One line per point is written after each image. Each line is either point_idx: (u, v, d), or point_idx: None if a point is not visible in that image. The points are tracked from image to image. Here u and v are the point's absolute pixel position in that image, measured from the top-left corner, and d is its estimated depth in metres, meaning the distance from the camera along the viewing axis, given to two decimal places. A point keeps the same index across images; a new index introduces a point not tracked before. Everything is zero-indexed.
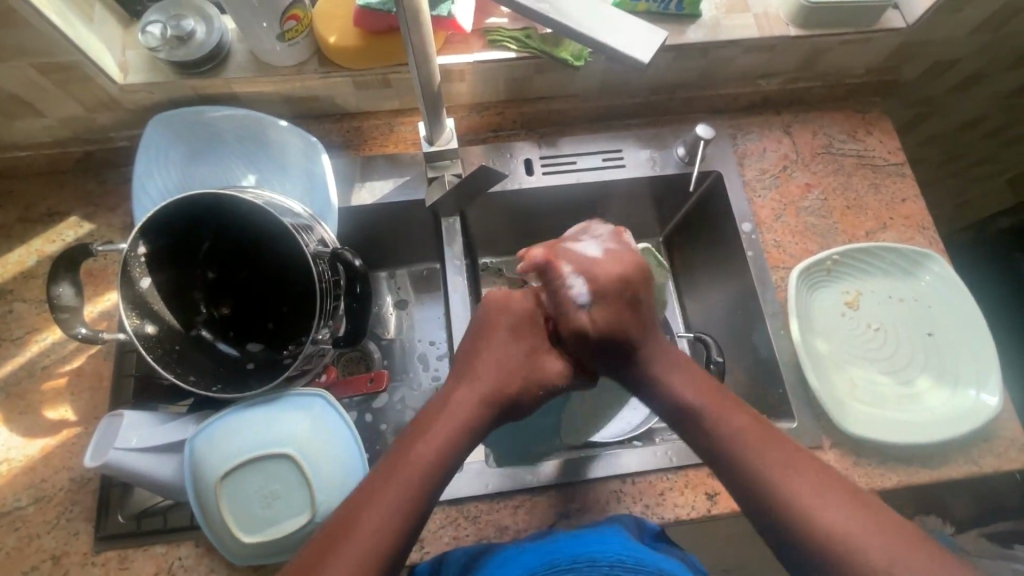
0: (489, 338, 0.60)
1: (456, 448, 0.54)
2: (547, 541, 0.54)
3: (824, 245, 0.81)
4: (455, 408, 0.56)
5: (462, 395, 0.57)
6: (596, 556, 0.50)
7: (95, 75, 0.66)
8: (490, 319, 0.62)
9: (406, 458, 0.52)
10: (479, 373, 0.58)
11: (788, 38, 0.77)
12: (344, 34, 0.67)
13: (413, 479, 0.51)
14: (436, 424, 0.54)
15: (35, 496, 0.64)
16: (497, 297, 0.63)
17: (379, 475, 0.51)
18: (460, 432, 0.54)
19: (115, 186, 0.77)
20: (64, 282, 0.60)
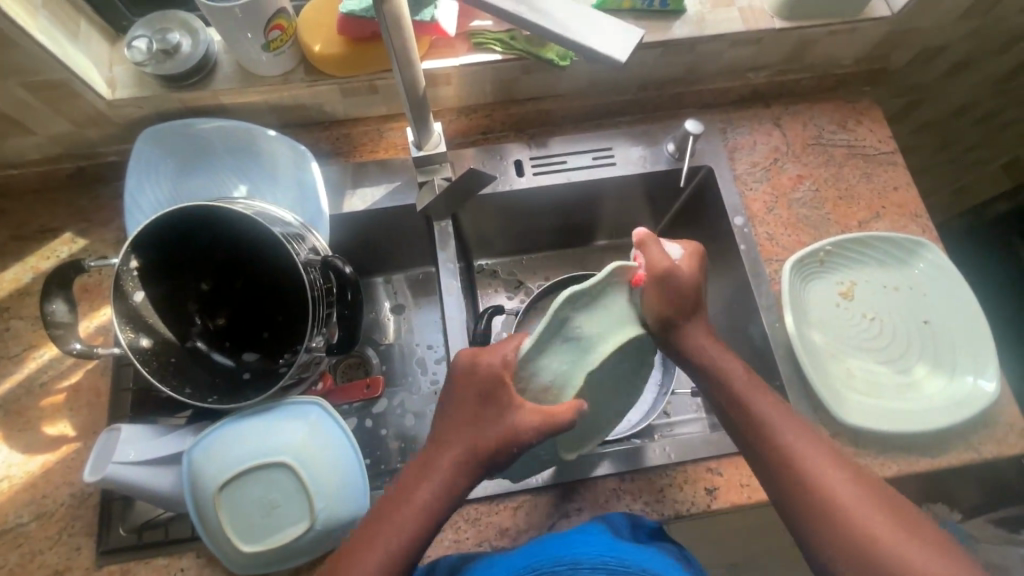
0: (456, 403, 0.54)
1: (436, 512, 0.52)
2: (530, 543, 0.55)
3: (817, 237, 0.80)
4: (432, 470, 0.53)
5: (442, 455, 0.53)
6: (580, 559, 0.51)
7: (83, 92, 0.66)
8: (458, 386, 0.55)
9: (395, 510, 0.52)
10: (452, 436, 0.53)
11: (774, 30, 0.77)
12: (329, 42, 0.68)
13: (403, 522, 0.51)
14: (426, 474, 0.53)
15: (36, 512, 0.65)
16: (463, 360, 0.56)
17: (369, 525, 0.52)
18: (441, 488, 0.52)
19: (108, 201, 0.77)
20: (58, 299, 0.60)
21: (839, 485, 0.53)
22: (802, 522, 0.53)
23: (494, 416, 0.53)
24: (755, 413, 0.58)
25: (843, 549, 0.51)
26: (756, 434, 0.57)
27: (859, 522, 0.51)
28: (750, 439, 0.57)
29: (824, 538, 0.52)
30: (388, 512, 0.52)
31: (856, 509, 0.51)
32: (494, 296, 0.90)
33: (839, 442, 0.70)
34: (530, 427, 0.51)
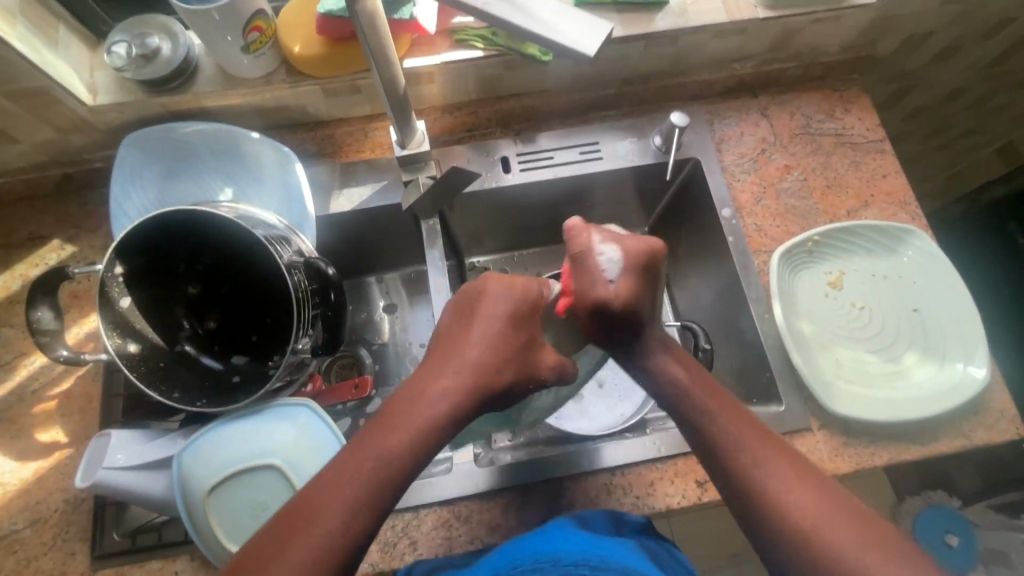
0: (473, 330, 0.55)
1: (408, 462, 0.49)
2: (513, 543, 0.55)
3: (806, 227, 0.80)
4: (416, 411, 0.50)
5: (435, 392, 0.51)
6: (561, 557, 0.51)
7: (64, 98, 0.66)
8: (489, 307, 0.56)
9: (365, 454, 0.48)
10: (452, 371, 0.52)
11: (758, 20, 0.76)
12: (308, 42, 0.67)
13: (373, 472, 0.47)
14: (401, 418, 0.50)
15: (30, 519, 0.65)
16: (496, 284, 0.57)
17: (351, 447, 0.49)
18: (420, 434, 0.49)
19: (95, 207, 0.77)
20: (43, 307, 0.60)
21: (789, 480, 0.51)
22: (768, 533, 0.50)
23: (527, 338, 0.56)
24: (699, 407, 0.57)
25: (805, 565, 0.48)
26: (721, 438, 0.55)
27: (826, 534, 0.48)
28: (710, 453, 0.55)
29: (790, 549, 0.49)
30: (351, 468, 0.47)
31: (819, 519, 0.49)
32: None
33: (829, 432, 0.70)
34: (550, 366, 0.57)
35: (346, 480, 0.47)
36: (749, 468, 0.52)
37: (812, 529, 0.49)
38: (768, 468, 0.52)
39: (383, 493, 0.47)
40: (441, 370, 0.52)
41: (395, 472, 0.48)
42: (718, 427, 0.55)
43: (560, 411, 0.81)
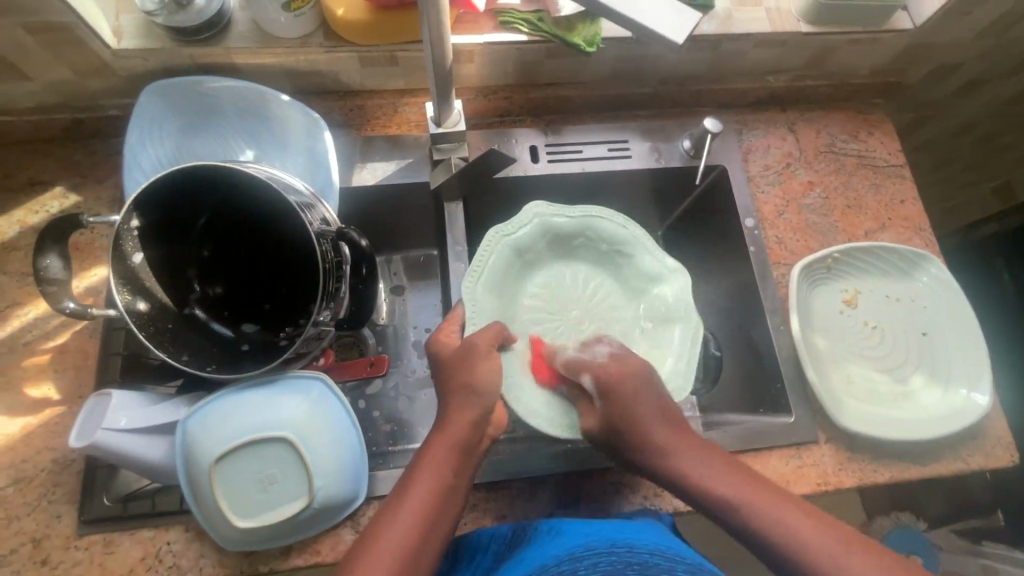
0: (459, 368, 0.58)
1: (461, 464, 0.54)
2: (589, 525, 0.55)
3: (825, 243, 0.81)
4: (456, 421, 0.55)
5: (465, 406, 0.56)
6: (635, 544, 0.51)
7: (88, 38, 0.63)
8: (444, 371, 0.59)
9: (429, 456, 0.54)
10: (461, 382, 0.57)
11: (800, 34, 0.76)
12: (352, 6, 0.64)
13: (444, 474, 0.53)
14: (449, 431, 0.55)
15: (15, 477, 0.62)
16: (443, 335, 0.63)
17: (429, 447, 0.55)
18: (466, 440, 0.55)
19: (105, 157, 0.74)
20: (52, 255, 0.56)
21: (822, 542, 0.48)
22: None
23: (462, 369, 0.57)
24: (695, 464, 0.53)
25: None
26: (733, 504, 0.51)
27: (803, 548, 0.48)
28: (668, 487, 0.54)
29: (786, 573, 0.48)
30: (424, 472, 0.53)
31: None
32: None
33: (834, 446, 0.71)
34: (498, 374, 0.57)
35: (422, 482, 0.53)
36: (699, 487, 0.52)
37: (798, 542, 0.48)
38: (712, 481, 0.52)
39: (457, 486, 0.54)
40: (467, 392, 0.56)
41: (447, 495, 0.53)
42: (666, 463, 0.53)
43: None
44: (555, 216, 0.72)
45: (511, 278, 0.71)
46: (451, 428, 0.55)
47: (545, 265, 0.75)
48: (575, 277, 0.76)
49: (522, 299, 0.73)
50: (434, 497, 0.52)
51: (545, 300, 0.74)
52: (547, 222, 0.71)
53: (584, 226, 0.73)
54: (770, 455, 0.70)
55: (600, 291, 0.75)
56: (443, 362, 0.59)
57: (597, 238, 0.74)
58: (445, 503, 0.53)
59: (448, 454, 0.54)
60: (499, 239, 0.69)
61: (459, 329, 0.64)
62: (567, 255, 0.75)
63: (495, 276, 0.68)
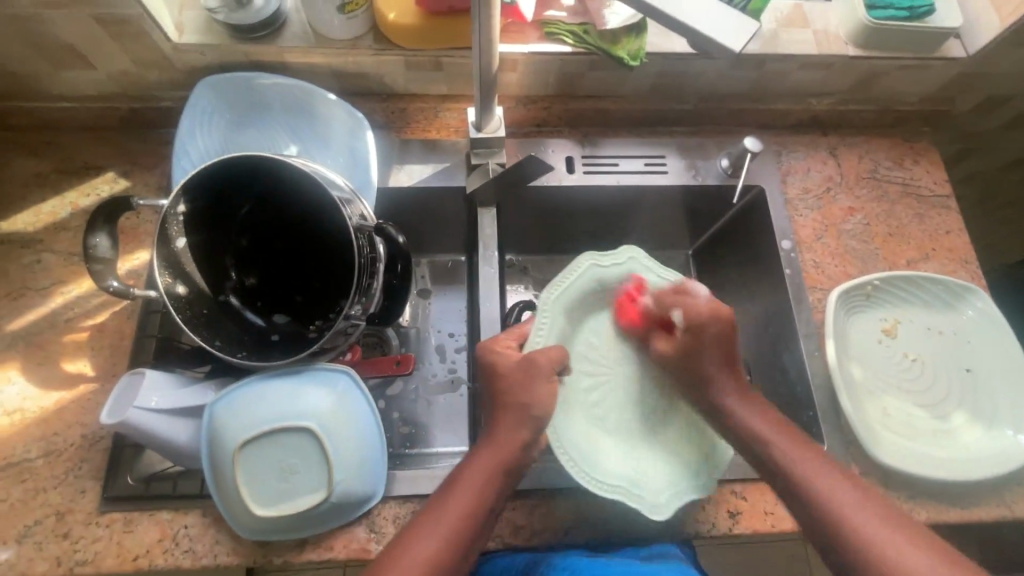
0: (516, 385, 0.57)
1: (501, 483, 0.54)
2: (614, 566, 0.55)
3: (864, 270, 0.79)
4: (506, 438, 0.55)
5: (514, 426, 0.55)
6: None
7: (151, 31, 0.65)
8: (496, 385, 0.58)
9: (472, 470, 0.54)
10: (516, 398, 0.57)
11: (846, 57, 0.76)
12: (404, 12, 0.66)
13: (484, 491, 0.53)
14: (492, 448, 0.55)
15: (45, 449, 0.63)
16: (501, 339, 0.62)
17: (476, 461, 0.54)
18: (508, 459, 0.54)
19: (156, 146, 0.77)
20: (101, 233, 0.58)
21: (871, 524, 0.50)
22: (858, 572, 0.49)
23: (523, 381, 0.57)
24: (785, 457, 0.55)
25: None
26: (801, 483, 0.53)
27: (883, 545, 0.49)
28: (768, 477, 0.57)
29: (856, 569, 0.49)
30: (465, 486, 0.53)
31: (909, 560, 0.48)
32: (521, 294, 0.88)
33: (867, 481, 0.68)
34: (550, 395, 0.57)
35: (460, 498, 0.52)
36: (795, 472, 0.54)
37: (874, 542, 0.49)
38: (802, 469, 0.54)
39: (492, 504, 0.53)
40: (518, 412, 0.56)
41: (478, 513, 0.52)
42: (772, 453, 0.56)
43: None
44: (646, 272, 0.71)
45: (582, 308, 0.71)
46: (500, 445, 0.55)
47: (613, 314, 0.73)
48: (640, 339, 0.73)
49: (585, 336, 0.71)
50: (469, 512, 0.52)
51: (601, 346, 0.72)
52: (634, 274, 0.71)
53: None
54: None
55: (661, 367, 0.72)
56: (496, 374, 0.58)
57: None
58: (480, 520, 0.52)
59: (492, 469, 0.53)
60: (587, 267, 0.70)
61: (518, 342, 0.63)
62: None
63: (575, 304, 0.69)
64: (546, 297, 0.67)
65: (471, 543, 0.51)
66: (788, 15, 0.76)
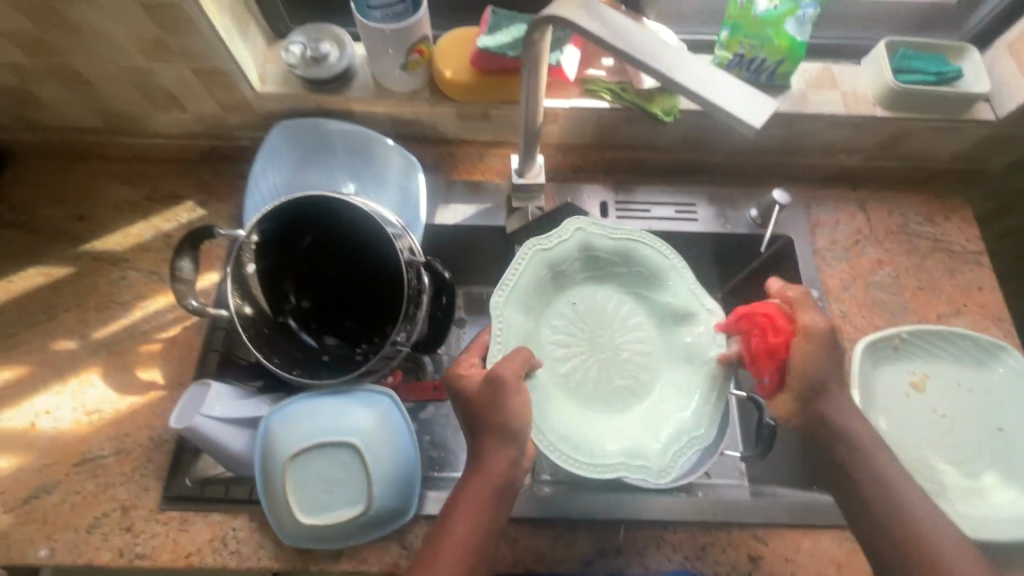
0: (488, 409, 0.58)
1: (496, 507, 0.56)
2: None
3: (892, 323, 0.80)
4: (491, 464, 0.56)
5: (498, 451, 0.57)
6: None
7: (240, 82, 0.74)
8: (472, 408, 0.59)
9: (464, 499, 0.55)
10: (493, 421, 0.57)
11: (875, 117, 0.79)
12: (459, 69, 0.74)
13: (480, 518, 0.55)
14: (481, 475, 0.56)
15: (116, 448, 0.70)
16: (463, 363, 0.63)
17: (467, 486, 0.56)
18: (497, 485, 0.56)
19: (231, 179, 0.86)
20: (186, 257, 0.65)
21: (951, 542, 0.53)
22: None
23: (490, 402, 0.58)
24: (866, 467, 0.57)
25: None
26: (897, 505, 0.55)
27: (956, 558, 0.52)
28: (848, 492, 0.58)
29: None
30: (461, 514, 0.55)
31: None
32: None
33: None
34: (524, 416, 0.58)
35: (459, 526, 0.55)
36: (864, 470, 0.57)
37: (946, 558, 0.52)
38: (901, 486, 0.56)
39: (490, 529, 0.55)
40: (497, 433, 0.57)
41: (479, 538, 0.55)
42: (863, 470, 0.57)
43: None
44: (596, 233, 0.71)
45: (540, 291, 0.70)
46: (487, 471, 0.56)
47: (572, 284, 0.73)
48: (603, 296, 0.74)
49: (550, 317, 0.72)
50: (471, 539, 0.54)
51: (565, 317, 0.73)
52: (587, 237, 0.71)
53: (625, 249, 0.72)
54: (821, 532, 0.69)
55: (629, 320, 0.74)
56: (470, 398, 0.59)
57: (636, 263, 0.72)
58: (483, 546, 0.55)
59: (482, 496, 0.55)
60: (534, 251, 0.69)
61: (479, 359, 0.64)
62: (598, 276, 0.74)
63: (525, 292, 0.68)
64: (497, 299, 0.66)
65: (479, 567, 0.54)
66: (817, 77, 0.81)
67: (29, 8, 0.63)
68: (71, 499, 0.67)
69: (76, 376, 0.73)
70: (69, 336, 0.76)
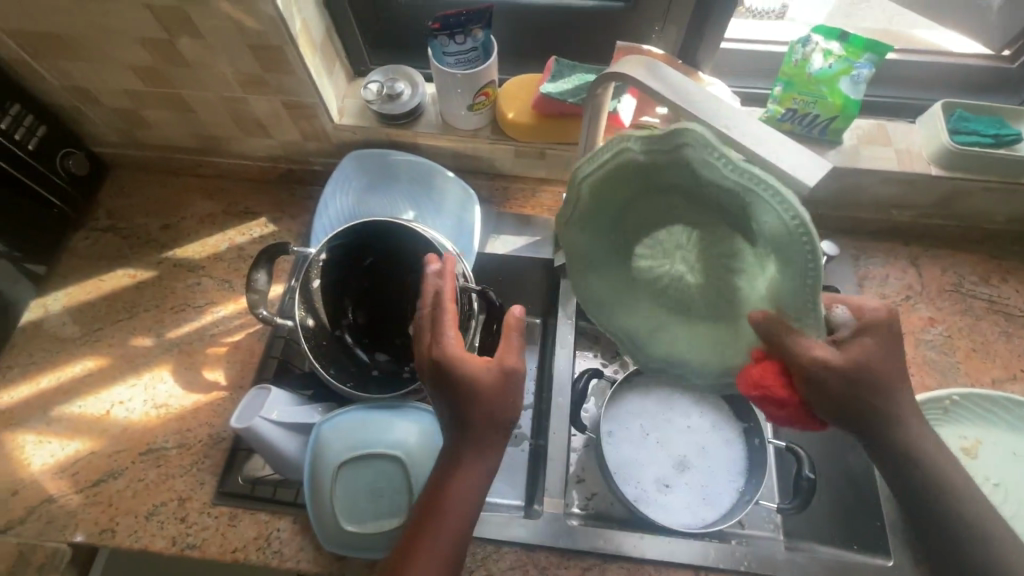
0: (472, 405, 0.54)
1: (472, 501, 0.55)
2: None
3: (943, 383, 0.79)
4: (473, 463, 0.55)
5: (478, 450, 0.55)
6: None
7: (321, 115, 0.82)
8: (463, 393, 0.54)
9: (442, 500, 0.54)
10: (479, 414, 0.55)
11: (929, 176, 0.79)
12: (520, 112, 0.79)
13: (459, 518, 0.54)
14: (460, 476, 0.54)
15: (179, 441, 0.75)
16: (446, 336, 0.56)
17: (445, 483, 0.55)
18: (475, 484, 0.55)
19: (302, 200, 0.93)
20: (262, 270, 0.71)
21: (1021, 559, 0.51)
22: None
23: (479, 393, 0.54)
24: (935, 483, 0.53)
25: None
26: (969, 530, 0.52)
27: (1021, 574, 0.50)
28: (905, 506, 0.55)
29: None
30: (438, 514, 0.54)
31: None
32: (589, 361, 0.90)
33: None
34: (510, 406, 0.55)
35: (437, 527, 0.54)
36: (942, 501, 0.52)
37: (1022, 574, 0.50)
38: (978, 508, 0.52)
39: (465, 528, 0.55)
40: (482, 432, 0.55)
41: (455, 541, 0.54)
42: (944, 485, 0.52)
43: (640, 492, 0.80)
44: None
45: None
46: (471, 468, 0.55)
47: None
48: None
49: None
50: (449, 543, 0.53)
51: None
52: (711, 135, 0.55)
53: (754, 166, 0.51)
54: None
55: None
56: (465, 381, 0.54)
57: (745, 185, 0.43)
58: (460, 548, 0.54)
59: (459, 498, 0.54)
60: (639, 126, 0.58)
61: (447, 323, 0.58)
62: None
63: None
64: None
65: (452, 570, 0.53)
66: (871, 134, 0.82)
67: (151, 45, 0.72)
68: (135, 485, 0.73)
69: (149, 371, 0.80)
70: (146, 334, 0.83)
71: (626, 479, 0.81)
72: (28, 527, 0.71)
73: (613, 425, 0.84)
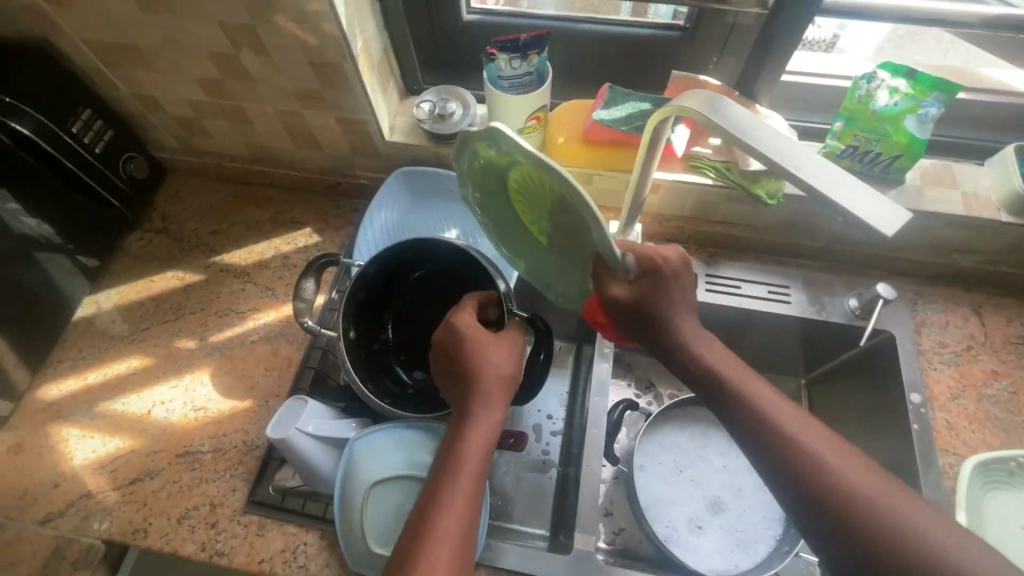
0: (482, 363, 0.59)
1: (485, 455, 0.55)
2: None
3: (1006, 442, 0.74)
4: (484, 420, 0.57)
5: (490, 410, 0.58)
6: None
7: (373, 132, 0.83)
8: (470, 353, 0.60)
9: (456, 454, 0.54)
10: (488, 372, 0.59)
11: (997, 221, 0.75)
12: (571, 137, 0.79)
13: (473, 472, 0.54)
14: (473, 429, 0.56)
15: (214, 446, 0.76)
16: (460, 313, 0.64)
17: (457, 438, 0.56)
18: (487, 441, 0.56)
19: (347, 213, 0.95)
20: (310, 279, 0.72)
21: None
22: None
23: (485, 351, 0.60)
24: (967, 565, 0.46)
25: None
26: None
27: None
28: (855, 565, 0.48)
29: None
30: (453, 466, 0.54)
31: None
32: (624, 390, 0.89)
33: None
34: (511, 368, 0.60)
35: (452, 478, 0.53)
36: None
37: None
38: None
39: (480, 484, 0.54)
40: (492, 391, 0.58)
41: (471, 496, 0.52)
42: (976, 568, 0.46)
43: (670, 532, 0.77)
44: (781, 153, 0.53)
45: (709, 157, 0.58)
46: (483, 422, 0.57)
47: None
48: None
49: None
50: (467, 495, 0.52)
51: None
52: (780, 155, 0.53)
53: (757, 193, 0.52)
54: None
55: None
56: (466, 339, 0.61)
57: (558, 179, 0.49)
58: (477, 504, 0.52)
59: (475, 452, 0.55)
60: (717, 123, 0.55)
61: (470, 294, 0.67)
62: None
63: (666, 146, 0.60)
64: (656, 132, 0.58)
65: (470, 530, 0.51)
66: (935, 175, 0.79)
67: (218, 59, 0.74)
68: (169, 487, 0.73)
69: (190, 373, 0.81)
70: (190, 336, 0.84)
71: (658, 518, 0.78)
72: (66, 520, 0.72)
73: (644, 458, 0.82)
